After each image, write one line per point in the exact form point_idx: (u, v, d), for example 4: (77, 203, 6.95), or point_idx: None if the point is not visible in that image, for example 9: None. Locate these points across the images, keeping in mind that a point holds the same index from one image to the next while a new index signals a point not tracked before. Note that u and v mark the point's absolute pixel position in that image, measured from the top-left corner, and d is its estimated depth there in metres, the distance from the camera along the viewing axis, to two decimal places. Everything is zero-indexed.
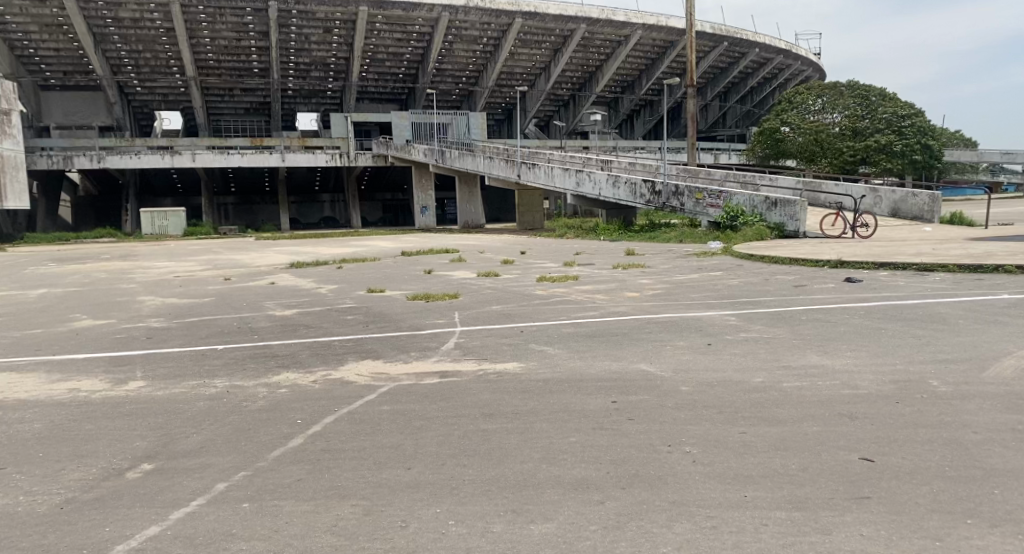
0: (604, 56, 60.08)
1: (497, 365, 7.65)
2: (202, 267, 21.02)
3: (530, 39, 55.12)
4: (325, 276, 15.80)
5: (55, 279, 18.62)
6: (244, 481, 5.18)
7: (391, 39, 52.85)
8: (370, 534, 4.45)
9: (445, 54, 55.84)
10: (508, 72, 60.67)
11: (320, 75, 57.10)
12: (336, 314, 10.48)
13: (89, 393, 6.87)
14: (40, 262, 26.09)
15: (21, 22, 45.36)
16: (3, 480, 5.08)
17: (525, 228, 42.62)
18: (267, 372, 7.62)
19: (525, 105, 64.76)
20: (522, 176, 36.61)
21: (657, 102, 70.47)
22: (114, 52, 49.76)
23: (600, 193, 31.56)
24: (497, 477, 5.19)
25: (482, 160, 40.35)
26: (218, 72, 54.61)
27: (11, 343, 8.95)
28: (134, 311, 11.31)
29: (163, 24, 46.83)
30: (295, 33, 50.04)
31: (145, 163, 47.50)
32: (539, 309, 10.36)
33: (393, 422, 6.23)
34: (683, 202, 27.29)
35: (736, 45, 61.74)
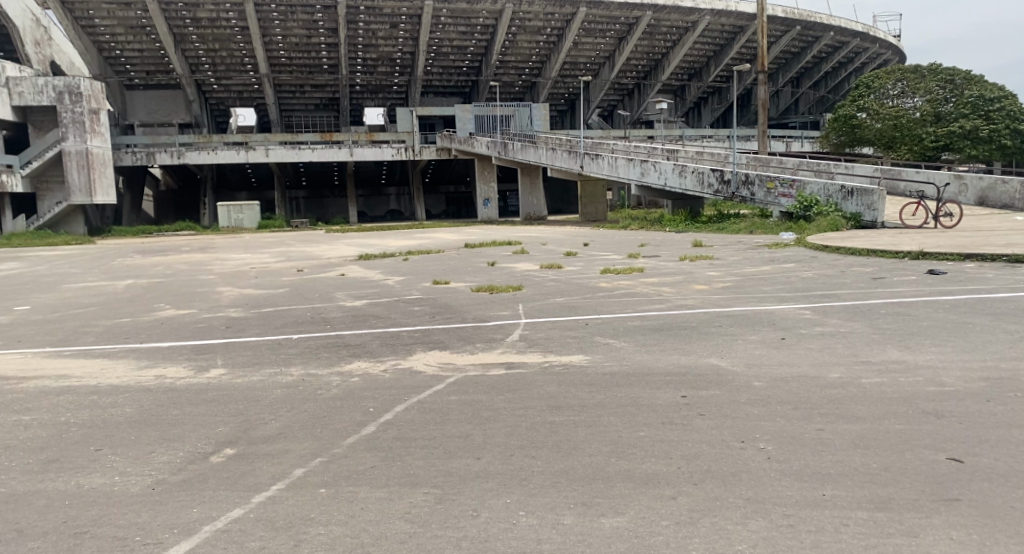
0: (670, 44, 59.04)
1: (563, 358, 7.65)
2: (275, 258, 21.64)
3: (594, 29, 54.59)
4: (392, 268, 16.04)
5: (141, 270, 19.53)
6: (322, 468, 5.33)
7: (456, 32, 53.17)
8: (442, 523, 4.51)
9: (509, 46, 55.87)
10: (572, 63, 60.25)
11: (387, 70, 57.98)
12: (403, 305, 10.66)
13: (174, 379, 7.20)
14: (125, 255, 27.31)
15: (108, 24, 47.73)
16: (100, 460, 5.36)
17: (588, 220, 42.30)
18: (339, 360, 7.83)
19: (588, 95, 64.23)
20: (585, 167, 36.33)
21: (726, 89, 68.78)
22: (193, 51, 51.76)
23: (665, 182, 31.05)
24: (565, 469, 5.19)
25: (545, 151, 40.22)
26: (291, 69, 56.02)
27: (105, 331, 9.48)
28: (215, 301, 11.78)
29: (238, 23, 48.40)
30: (363, 29, 50.84)
31: (221, 159, 49.12)
32: (604, 302, 10.27)
33: (461, 412, 6.30)
34: (754, 192, 26.68)
35: (809, 29, 59.64)
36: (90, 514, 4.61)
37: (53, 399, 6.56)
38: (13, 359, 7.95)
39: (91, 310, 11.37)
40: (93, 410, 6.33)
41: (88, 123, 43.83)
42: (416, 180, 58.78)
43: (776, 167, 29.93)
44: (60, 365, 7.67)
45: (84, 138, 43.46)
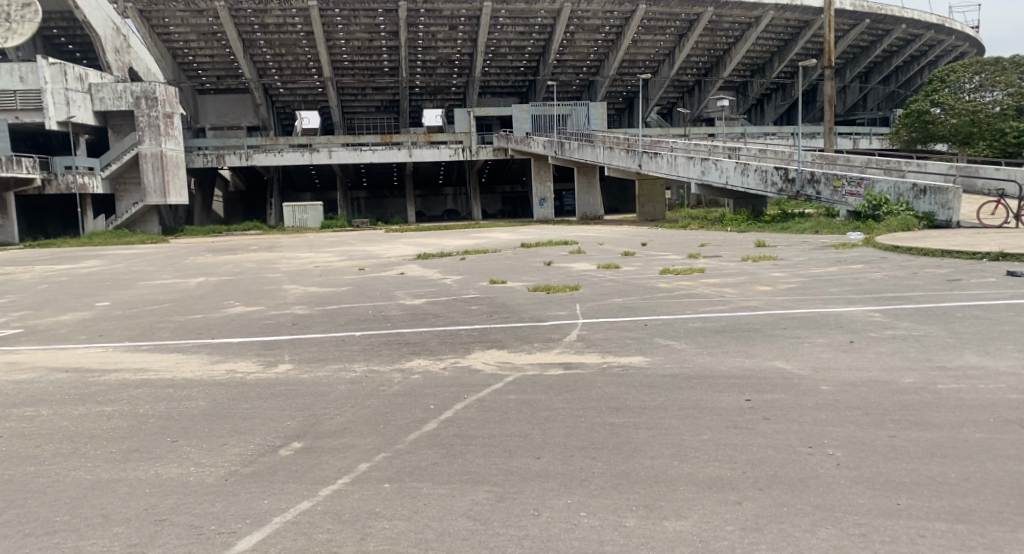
0: (732, 40, 57.94)
1: (622, 359, 7.59)
2: (338, 258, 22.20)
3: (654, 26, 54.02)
4: (449, 267, 16.23)
5: (211, 268, 20.22)
6: (385, 462, 5.43)
7: (513, 33, 53.40)
8: (504, 521, 4.54)
9: (566, 45, 55.73)
10: (630, 60, 59.72)
11: (445, 72, 58.57)
12: (462, 305, 10.75)
13: (244, 374, 7.45)
14: (196, 253, 28.31)
15: (182, 31, 49.75)
16: (177, 450, 5.60)
17: (646, 218, 41.96)
18: (400, 358, 7.95)
19: (647, 93, 63.61)
20: (642, 165, 36.00)
21: (790, 85, 67.02)
22: (261, 56, 53.43)
23: (727, 181, 30.46)
24: (627, 472, 5.15)
25: (602, 150, 40.02)
26: (352, 72, 57.14)
27: (179, 326, 9.85)
28: (281, 298, 12.14)
29: (303, 28, 49.75)
30: (423, 32, 51.61)
31: (287, 161, 50.62)
32: (663, 303, 10.15)
33: (520, 412, 6.32)
34: (819, 190, 26.04)
35: (878, 22, 57.61)
36: (168, 503, 4.80)
37: (133, 392, 6.87)
38: (96, 352, 8.36)
39: (166, 306, 11.83)
40: (169, 403, 6.59)
41: (163, 127, 45.81)
42: (473, 180, 59.20)
43: (843, 166, 28.78)
44: (139, 359, 8.03)
45: (159, 141, 45.47)
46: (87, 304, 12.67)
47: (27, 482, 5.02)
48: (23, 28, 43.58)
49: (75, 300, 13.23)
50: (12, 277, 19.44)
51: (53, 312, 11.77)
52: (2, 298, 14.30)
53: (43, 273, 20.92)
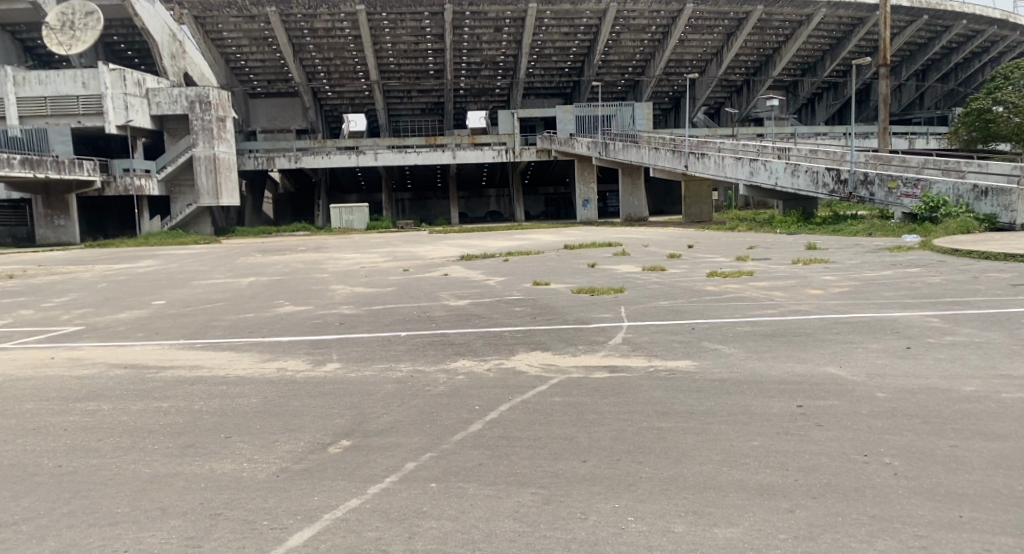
0: (782, 38, 56.98)
1: (669, 362, 7.50)
2: (384, 258, 22.49)
3: (702, 25, 53.32)
4: (495, 268, 16.31)
5: (261, 268, 20.64)
6: (432, 462, 5.46)
7: (558, 34, 53.36)
8: (551, 523, 4.52)
9: (612, 45, 55.50)
10: (677, 60, 59.02)
11: (490, 74, 58.79)
12: (505, 306, 10.75)
13: (294, 372, 7.59)
14: (247, 253, 28.93)
15: (235, 37, 51.11)
16: (230, 446, 5.72)
17: (692, 220, 41.44)
18: (445, 359, 7.99)
19: (695, 93, 62.76)
20: (689, 166, 35.67)
21: (843, 83, 65.32)
22: (310, 60, 54.48)
23: (776, 182, 30.07)
24: (674, 477, 5.08)
25: (647, 151, 39.80)
26: (399, 75, 57.73)
27: (231, 325, 10.08)
28: (328, 298, 12.33)
29: (351, 32, 50.63)
30: (468, 34, 52.07)
31: (335, 163, 51.59)
32: (710, 306, 10.00)
33: (565, 414, 6.30)
34: (873, 192, 25.53)
35: (937, 18, 55.88)
36: (222, 497, 4.91)
37: (188, 388, 7.05)
38: (153, 349, 8.61)
39: (219, 305, 12.13)
40: (222, 399, 6.75)
41: (216, 130, 46.90)
42: (515, 181, 59.28)
43: (899, 165, 27.81)
44: (193, 356, 8.25)
45: (212, 144, 46.68)
46: (143, 302, 13.05)
47: (92, 473, 5.20)
48: (86, 36, 45.48)
49: (132, 299, 13.66)
50: (73, 276, 20.17)
51: (112, 310, 12.17)
52: (64, 296, 14.82)
53: (101, 272, 21.58)
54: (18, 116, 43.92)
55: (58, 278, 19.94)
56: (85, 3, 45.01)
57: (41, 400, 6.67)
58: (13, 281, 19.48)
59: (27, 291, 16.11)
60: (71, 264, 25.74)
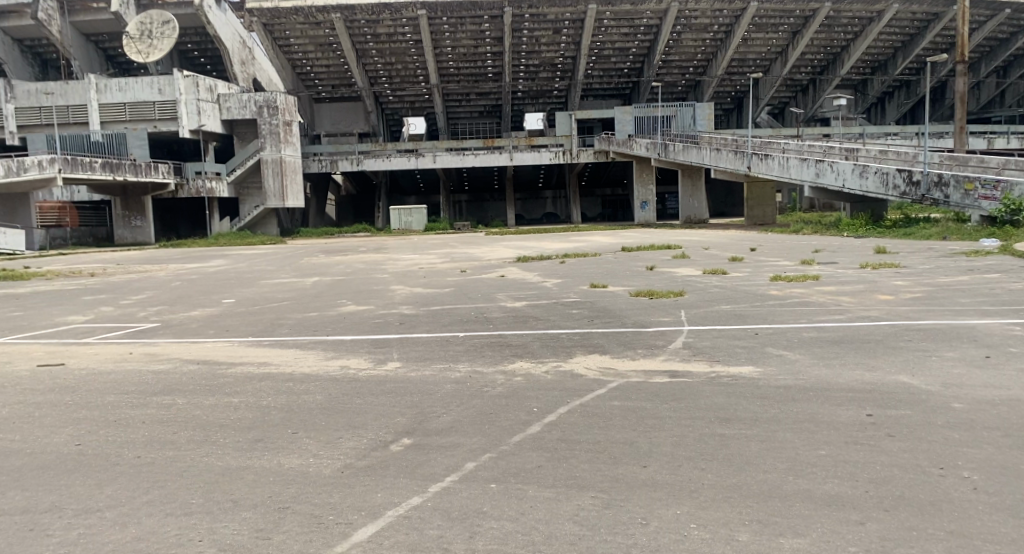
0: (851, 36, 55.34)
1: (731, 368, 7.35)
2: (442, 259, 22.70)
3: (765, 23, 52.21)
4: (553, 270, 16.30)
5: (324, 268, 21.15)
6: (492, 462, 5.50)
7: (618, 34, 52.98)
8: (612, 529, 4.49)
9: (673, 45, 54.84)
10: (740, 60, 57.91)
11: (548, 76, 58.81)
12: (562, 308, 10.72)
13: (356, 370, 7.76)
14: (310, 254, 29.66)
15: (301, 43, 52.60)
16: (296, 442, 5.88)
17: (754, 223, 40.63)
18: (504, 359, 8.04)
19: (758, 92, 61.43)
20: (751, 167, 35.05)
21: (916, 82, 62.91)
22: (372, 65, 55.55)
23: (844, 184, 29.28)
24: (737, 485, 4.99)
25: (708, 152, 39.25)
26: (458, 78, 58.30)
27: (297, 323, 10.35)
28: (388, 298, 12.55)
29: (412, 37, 51.49)
30: (527, 36, 52.27)
31: (394, 165, 52.58)
32: (774, 311, 9.79)
33: (625, 418, 6.25)
34: (948, 194, 24.53)
35: (1020, 12, 53.16)
36: (290, 491, 5.05)
37: (257, 385, 7.27)
38: (224, 346, 8.93)
39: (286, 304, 12.50)
40: (289, 396, 6.95)
41: (282, 133, 48.36)
42: (572, 183, 59.14)
43: (977, 166, 26.59)
44: (261, 354, 8.51)
45: (278, 148, 48.03)
46: (214, 301, 13.55)
47: (169, 463, 5.43)
48: (163, 44, 47.48)
49: (203, 297, 14.18)
50: (148, 275, 21.06)
51: (186, 307, 12.68)
52: (142, 293, 15.53)
53: (174, 271, 22.47)
54: (100, 122, 46.33)
55: (134, 276, 20.85)
56: (162, 13, 46.88)
57: (121, 393, 6.98)
58: (95, 278, 20.52)
59: (108, 288, 16.93)
60: (147, 263, 26.94)
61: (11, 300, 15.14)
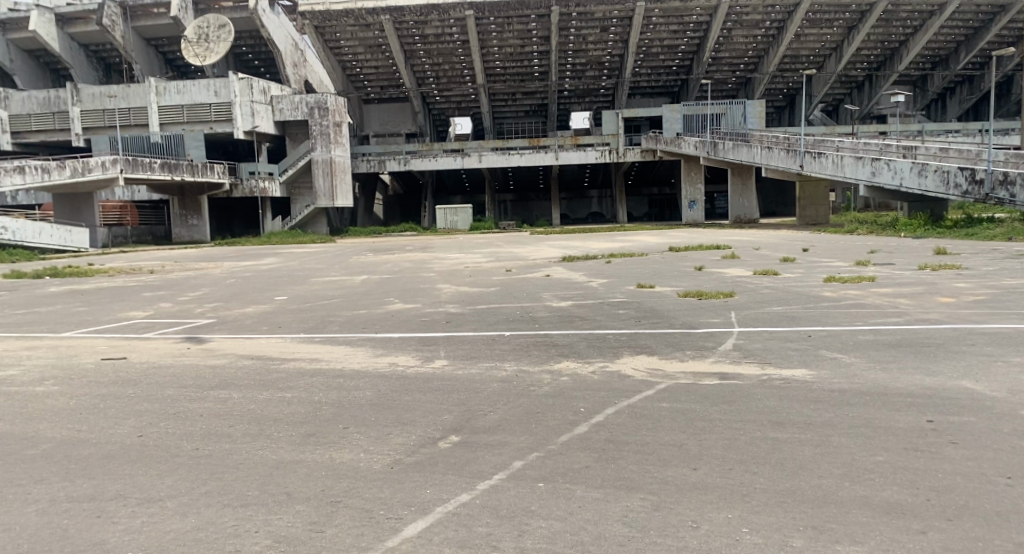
0: (911, 30, 53.68)
1: (784, 371, 7.19)
2: (488, 258, 22.79)
3: (819, 18, 51.08)
4: (598, 270, 16.18)
5: (372, 267, 21.45)
6: (539, 462, 5.50)
7: (666, 32, 52.45)
8: (662, 530, 4.44)
9: (723, 42, 54.04)
10: (793, 56, 56.75)
11: (595, 74, 58.50)
12: (608, 308, 10.67)
13: (404, 367, 7.85)
14: (358, 252, 30.12)
15: (351, 45, 53.52)
16: (347, 437, 5.98)
17: (807, 223, 39.69)
18: (548, 359, 8.03)
19: (811, 89, 60.01)
20: (804, 166, 34.39)
21: (980, 77, 60.52)
22: (420, 66, 56.14)
23: (902, 182, 28.38)
24: (792, 490, 4.88)
25: (759, 150, 38.57)
26: (504, 78, 58.53)
27: (347, 321, 10.53)
28: (434, 297, 12.67)
29: (460, 37, 51.88)
30: (574, 35, 52.13)
31: (441, 165, 53.06)
32: (828, 312, 9.58)
33: (673, 420, 6.17)
34: (1015, 193, 23.53)
35: None
36: (341, 486, 5.13)
37: (308, 380, 7.43)
38: (276, 342, 9.14)
39: (336, 301, 12.71)
40: (339, 392, 7.07)
41: (333, 134, 49.25)
42: (618, 183, 58.83)
43: None
44: (312, 350, 8.68)
45: (329, 148, 48.89)
46: (268, 298, 13.86)
47: (225, 456, 5.57)
48: (219, 47, 48.90)
49: (258, 294, 14.53)
50: (204, 272, 21.70)
51: (241, 304, 13.01)
52: (200, 290, 16.01)
53: (229, 268, 23.12)
54: (159, 124, 47.87)
55: (191, 273, 21.49)
56: (219, 17, 48.35)
57: (180, 387, 7.21)
58: (155, 275, 21.22)
59: (167, 285, 17.51)
60: (203, 261, 27.76)
61: (78, 296, 15.78)
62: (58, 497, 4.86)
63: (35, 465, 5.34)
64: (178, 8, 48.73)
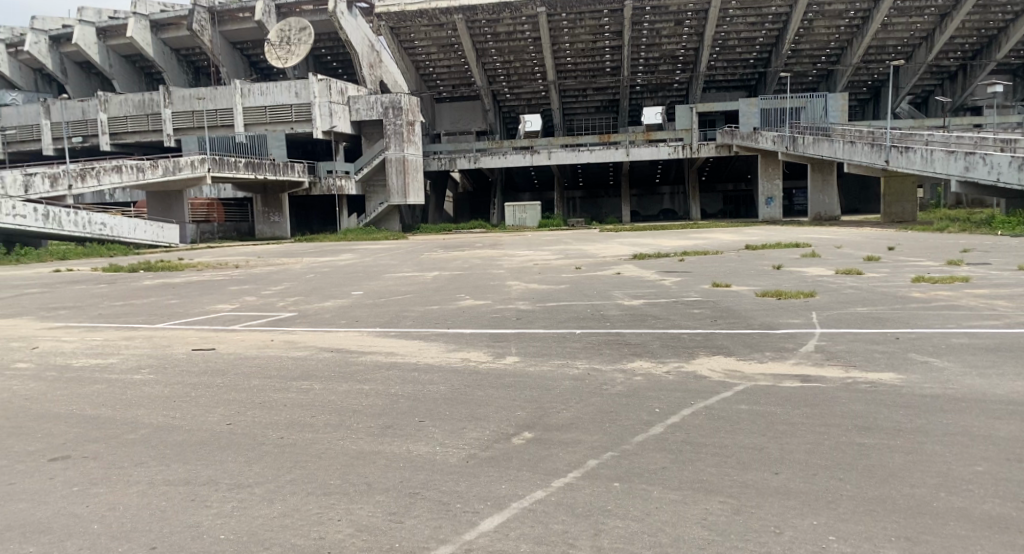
0: (1011, 16, 50.68)
1: (870, 375, 6.92)
2: (558, 256, 22.77)
3: (909, 7, 48.87)
4: (669, 269, 15.89)
5: (444, 263, 21.72)
6: (614, 461, 5.44)
7: (743, 24, 51.23)
8: (744, 535, 4.33)
9: (803, 33, 52.41)
10: (878, 47, 54.44)
11: (669, 68, 57.63)
12: (682, 308, 10.47)
13: (477, 362, 7.93)
14: (431, 249, 30.63)
15: (424, 45, 54.37)
16: (423, 430, 6.07)
17: (893, 220, 38.20)
18: (621, 358, 7.96)
19: (899, 81, 57.50)
20: (891, 161, 33.11)
21: None
22: (491, 64, 56.50)
23: (999, 177, 26.74)
24: (881, 498, 4.68)
25: (841, 145, 37.21)
26: (575, 74, 58.37)
27: (420, 316, 10.72)
28: (505, 294, 12.74)
29: (531, 34, 52.05)
30: (648, 29, 51.54)
31: (511, 162, 53.24)
32: (918, 314, 9.16)
33: (753, 423, 6.01)
34: None
35: None
36: (418, 478, 5.22)
37: (384, 373, 7.59)
38: (353, 336, 9.38)
39: (409, 297, 12.94)
40: (414, 385, 7.19)
41: (406, 133, 50.16)
42: (692, 179, 57.81)
43: None
44: (388, 344, 8.87)
45: (401, 147, 49.84)
46: (345, 293, 14.19)
47: (308, 446, 5.73)
48: (300, 49, 50.49)
49: (335, 289, 14.90)
50: (285, 267, 22.42)
51: (319, 299, 13.40)
52: (281, 284, 16.61)
53: (308, 264, 23.87)
54: (244, 124, 49.86)
55: (273, 268, 22.26)
56: (299, 20, 50.09)
57: (265, 377, 7.47)
58: (240, 270, 22.07)
59: (250, 279, 18.21)
60: (285, 257, 28.73)
61: (170, 288, 16.56)
62: (156, 480, 5.11)
63: (135, 450, 5.63)
64: (261, 12, 50.64)
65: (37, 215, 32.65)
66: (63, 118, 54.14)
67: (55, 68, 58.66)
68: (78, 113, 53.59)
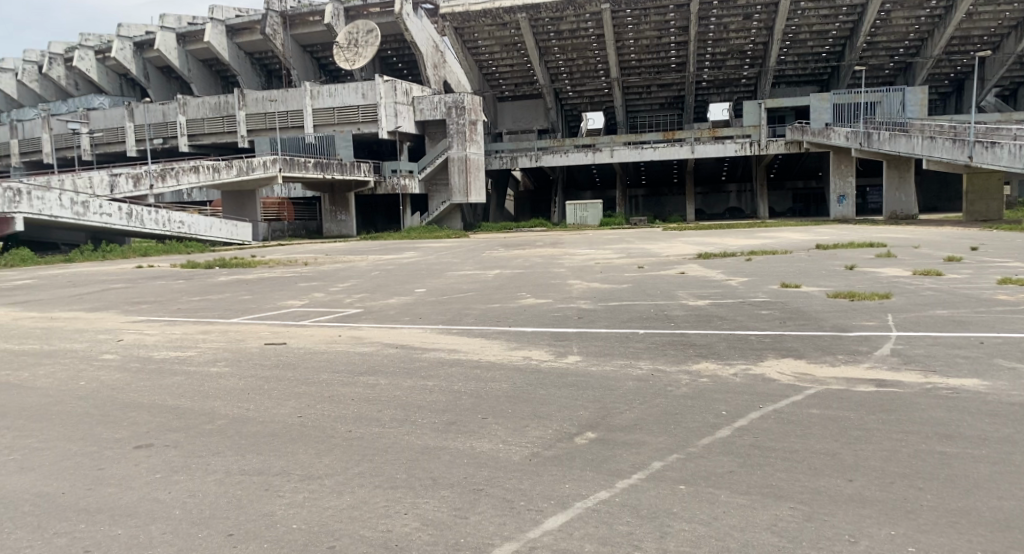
0: None
1: (952, 381, 6.60)
2: (620, 255, 22.56)
3: None
4: (735, 268, 15.54)
5: (506, 261, 21.81)
6: (678, 464, 5.35)
7: (815, 16, 49.66)
8: (816, 543, 4.20)
9: (880, 25, 50.38)
10: (963, 36, 51.87)
11: (736, 63, 56.35)
12: (749, 308, 10.25)
13: (539, 361, 7.95)
14: (493, 248, 30.76)
15: (488, 44, 54.62)
16: (487, 427, 6.11)
17: (975, 218, 36.43)
18: (687, 359, 7.84)
19: (984, 73, 54.73)
20: (975, 157, 31.46)
21: None
22: (554, 62, 56.37)
23: None
24: (966, 510, 4.45)
25: (920, 140, 35.59)
26: (640, 71, 57.82)
27: (482, 314, 10.79)
28: (567, 292, 12.73)
29: (594, 31, 51.63)
30: (715, 24, 50.58)
31: (573, 161, 52.96)
32: (1005, 317, 8.69)
33: (826, 428, 5.82)
34: None
35: None
36: (483, 475, 5.25)
37: (449, 370, 7.68)
38: (417, 332, 9.54)
39: (474, 295, 13.05)
40: (479, 383, 7.24)
41: (468, 132, 50.51)
42: (759, 177, 56.42)
43: None
44: (452, 341, 8.98)
45: (464, 147, 50.21)
46: (410, 290, 14.42)
47: (375, 440, 5.86)
48: (367, 51, 51.52)
49: (400, 286, 15.16)
50: (352, 265, 22.94)
51: (385, 295, 13.64)
52: (349, 281, 17.02)
53: (374, 261, 24.39)
54: (313, 125, 51.30)
55: (341, 266, 22.81)
56: (366, 22, 51.03)
57: (333, 372, 7.67)
58: (309, 267, 22.69)
59: (320, 276, 18.71)
60: (351, 254, 29.38)
61: (244, 284, 17.16)
62: (232, 469, 5.30)
63: (212, 440, 5.87)
64: (331, 15, 52.01)
65: (121, 214, 34.51)
66: (146, 120, 56.82)
67: (138, 73, 61.69)
68: (159, 116, 56.22)
